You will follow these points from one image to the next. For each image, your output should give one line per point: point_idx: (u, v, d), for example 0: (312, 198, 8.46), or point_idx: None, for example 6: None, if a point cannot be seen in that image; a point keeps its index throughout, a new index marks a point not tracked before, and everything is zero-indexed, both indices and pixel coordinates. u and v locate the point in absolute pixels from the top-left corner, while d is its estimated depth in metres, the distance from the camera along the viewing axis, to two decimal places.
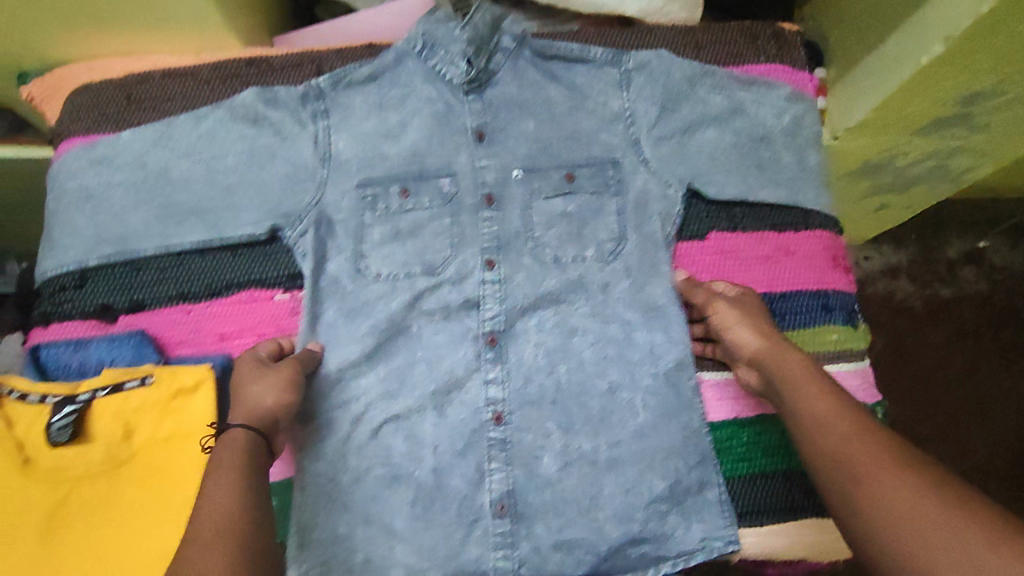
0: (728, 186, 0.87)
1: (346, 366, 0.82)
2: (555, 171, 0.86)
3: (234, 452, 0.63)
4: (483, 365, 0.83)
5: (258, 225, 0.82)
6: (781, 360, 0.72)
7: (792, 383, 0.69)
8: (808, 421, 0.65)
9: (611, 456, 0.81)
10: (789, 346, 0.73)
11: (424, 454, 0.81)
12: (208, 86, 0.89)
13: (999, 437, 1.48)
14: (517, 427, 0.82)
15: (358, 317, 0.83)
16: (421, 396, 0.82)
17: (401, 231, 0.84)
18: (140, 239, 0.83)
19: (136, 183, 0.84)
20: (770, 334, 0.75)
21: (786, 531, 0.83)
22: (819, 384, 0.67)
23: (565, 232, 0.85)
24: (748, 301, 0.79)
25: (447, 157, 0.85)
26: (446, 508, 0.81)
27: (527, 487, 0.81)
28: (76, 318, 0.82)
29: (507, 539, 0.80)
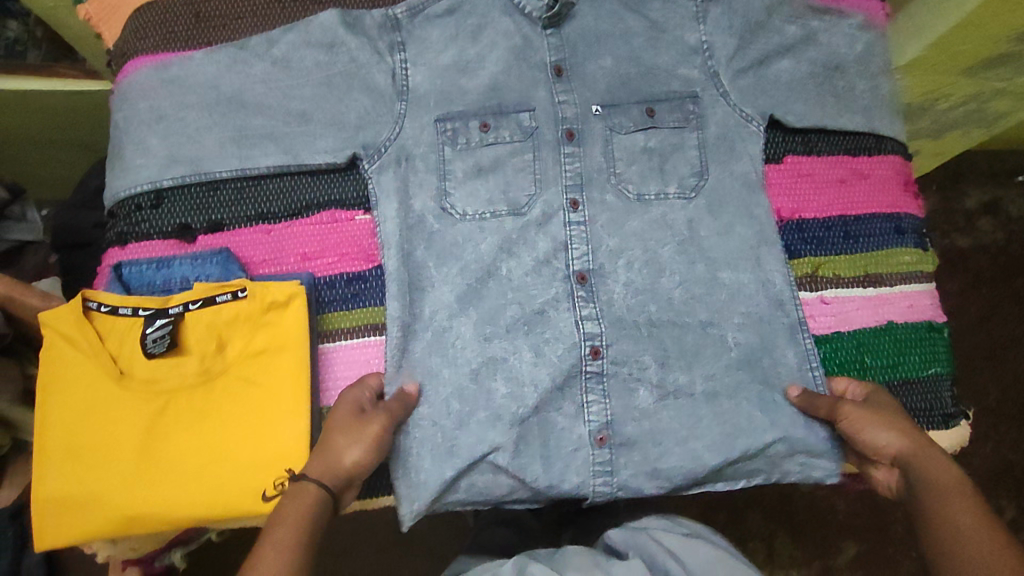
0: (807, 114, 0.87)
1: (439, 308, 0.81)
2: (635, 106, 0.86)
3: (301, 508, 0.62)
4: (574, 304, 0.82)
5: (334, 154, 0.81)
6: (924, 468, 0.68)
7: (937, 498, 0.65)
8: (968, 549, 0.61)
9: (707, 389, 0.81)
10: (933, 454, 0.69)
11: (527, 394, 0.80)
12: (278, 5, 0.88)
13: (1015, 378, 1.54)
14: (613, 360, 0.81)
15: (445, 253, 0.82)
16: (512, 332, 0.81)
17: (482, 166, 0.83)
18: (215, 161, 0.81)
19: (211, 104, 0.83)
20: (912, 434, 0.71)
21: None
22: (967, 496, 0.64)
23: (647, 167, 0.85)
24: (883, 399, 0.75)
25: (526, 92, 0.85)
26: (542, 437, 0.80)
27: (624, 419, 0.81)
28: (155, 239, 0.80)
29: (606, 467, 0.80)
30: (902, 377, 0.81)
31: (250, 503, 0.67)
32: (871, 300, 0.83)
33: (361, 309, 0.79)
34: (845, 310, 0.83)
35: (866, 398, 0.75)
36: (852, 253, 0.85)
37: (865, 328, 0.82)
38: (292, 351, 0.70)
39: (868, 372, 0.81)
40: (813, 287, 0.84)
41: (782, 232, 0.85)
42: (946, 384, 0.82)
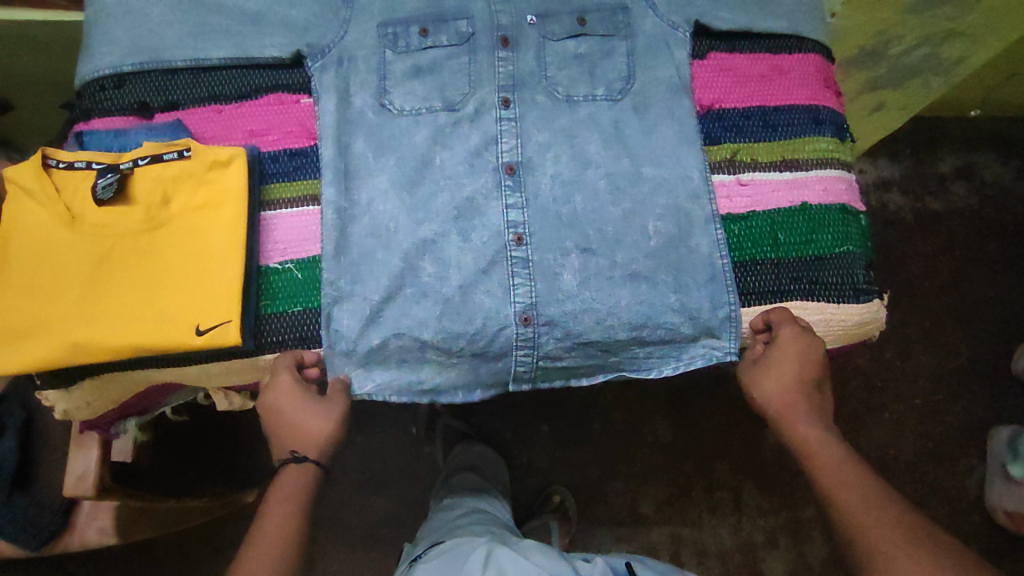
0: (734, 20, 0.92)
1: (374, 195, 0.83)
2: (567, 16, 0.92)
3: (283, 490, 0.76)
4: (502, 192, 0.84)
5: (283, 47, 0.88)
6: (794, 427, 0.78)
7: (813, 457, 0.75)
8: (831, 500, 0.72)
9: (629, 270, 0.82)
10: (808, 411, 0.78)
11: (451, 273, 0.81)
12: None
13: (976, 337, 1.60)
14: (537, 247, 0.82)
15: (383, 144, 0.86)
16: (444, 220, 0.82)
17: (422, 67, 0.89)
18: (171, 51, 0.88)
19: (172, 2, 0.89)
20: (790, 395, 0.78)
21: (808, 308, 0.83)
22: (834, 454, 0.75)
23: (577, 72, 0.90)
24: (796, 343, 0.78)
25: (465, 2, 0.92)
26: (468, 319, 0.80)
27: (548, 299, 0.81)
28: (116, 115, 0.87)
29: (530, 345, 0.81)
30: (816, 253, 0.84)
31: (184, 337, 0.72)
32: (787, 183, 0.87)
33: (306, 180, 0.84)
34: (761, 191, 0.86)
35: (782, 343, 0.79)
36: (770, 141, 0.89)
37: (779, 208, 0.86)
38: (231, 205, 0.77)
39: (783, 248, 0.84)
40: (730, 171, 0.88)
41: (704, 122, 0.90)
42: (860, 262, 0.85)
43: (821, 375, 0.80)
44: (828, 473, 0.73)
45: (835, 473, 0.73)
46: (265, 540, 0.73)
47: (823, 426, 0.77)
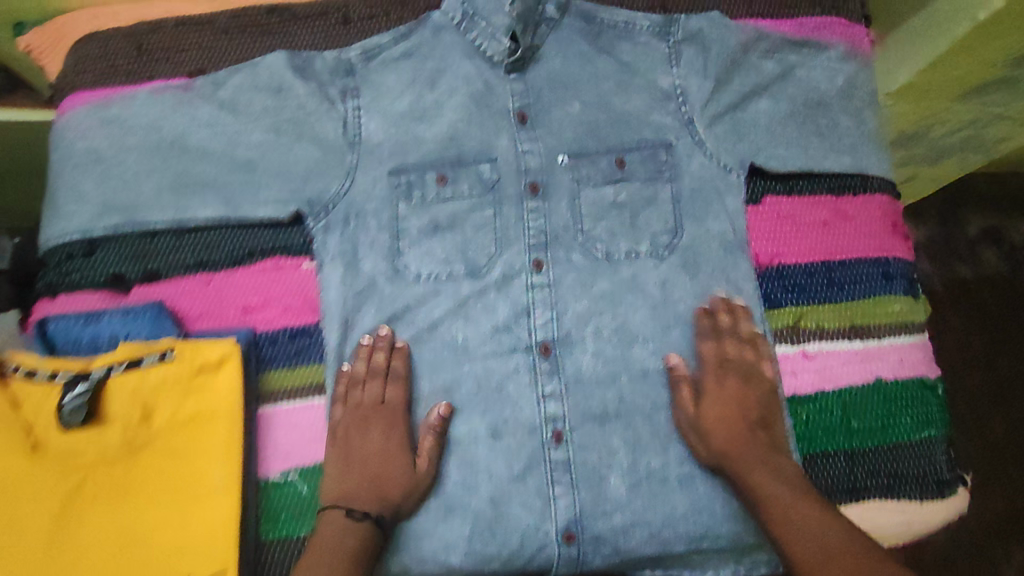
0: (791, 159, 0.82)
1: (390, 385, 0.73)
2: (604, 157, 0.81)
3: (343, 540, 0.65)
4: (538, 378, 0.74)
5: (281, 205, 0.76)
6: (701, 406, 0.72)
7: (771, 507, 0.66)
8: (760, 493, 0.67)
9: (682, 474, 0.72)
10: (756, 453, 0.70)
11: (481, 482, 0.71)
12: (227, 37, 0.83)
13: (1023, 420, 1.22)
14: (579, 446, 0.72)
15: (399, 320, 0.76)
16: (474, 416, 0.73)
17: (440, 222, 0.78)
18: (150, 209, 0.76)
19: (150, 148, 0.78)
20: (704, 400, 0.72)
21: (889, 508, 0.73)
22: (757, 450, 0.70)
23: (617, 225, 0.79)
24: (725, 386, 0.73)
25: (488, 140, 0.82)
26: (506, 538, 0.71)
27: (594, 512, 0.71)
28: (86, 289, 0.75)
29: (573, 563, 0.72)
30: (894, 440, 0.75)
31: None
32: (858, 355, 0.77)
33: (311, 367, 0.75)
34: (828, 366, 0.77)
35: (718, 383, 0.73)
36: (837, 302, 0.79)
37: (849, 386, 0.76)
38: (224, 418, 0.65)
39: (856, 436, 0.75)
40: (794, 341, 0.78)
41: (762, 283, 0.79)
42: (943, 447, 0.76)
43: (762, 412, 0.73)
44: (778, 513, 0.65)
45: (748, 461, 0.69)
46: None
47: (779, 470, 0.69)
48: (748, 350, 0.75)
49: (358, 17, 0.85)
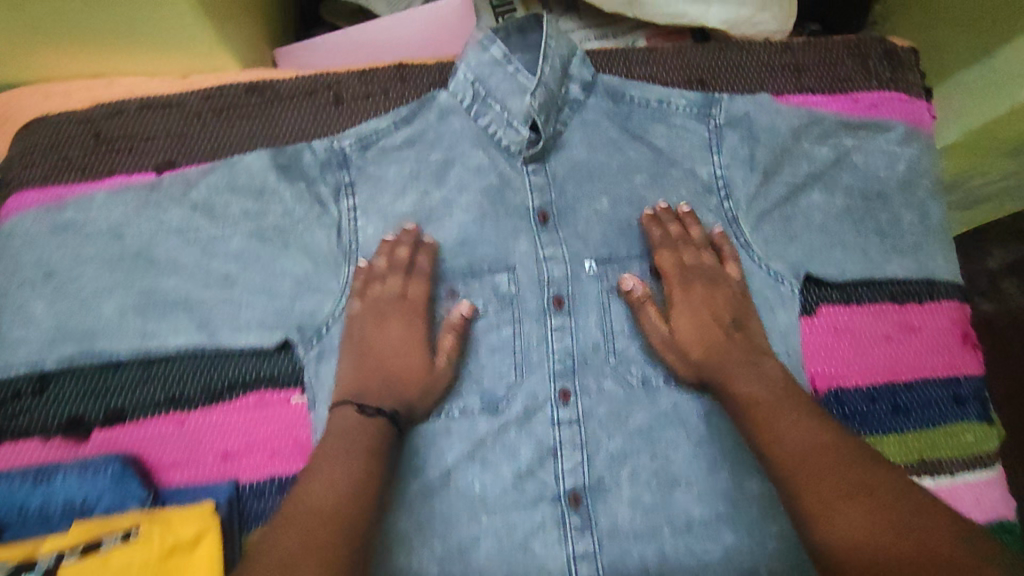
0: (848, 264, 0.73)
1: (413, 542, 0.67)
2: (635, 263, 0.75)
3: (356, 437, 0.60)
4: (567, 533, 0.68)
5: (265, 334, 0.68)
6: (679, 322, 0.70)
7: (756, 412, 0.62)
8: (742, 400, 0.64)
9: None
10: (739, 365, 0.66)
11: None
12: (199, 122, 0.71)
13: None
14: None
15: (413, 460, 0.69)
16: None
17: (452, 345, 0.71)
18: (112, 338, 0.65)
19: (110, 261, 0.67)
20: (684, 314, 0.70)
21: None
22: (752, 362, 0.66)
23: (655, 345, 0.73)
24: (691, 294, 0.71)
25: (503, 248, 0.74)
26: None
27: None
28: (37, 436, 0.64)
29: None
30: None
31: None
32: None
33: None
34: None
35: (684, 291, 0.71)
36: (902, 432, 0.70)
37: None
38: None
39: None
40: None
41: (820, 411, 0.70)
42: None
43: (734, 312, 0.70)
44: (773, 437, 0.59)
45: (731, 371, 0.66)
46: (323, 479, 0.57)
47: (766, 377, 0.64)
48: (705, 255, 0.72)
49: (351, 97, 0.74)
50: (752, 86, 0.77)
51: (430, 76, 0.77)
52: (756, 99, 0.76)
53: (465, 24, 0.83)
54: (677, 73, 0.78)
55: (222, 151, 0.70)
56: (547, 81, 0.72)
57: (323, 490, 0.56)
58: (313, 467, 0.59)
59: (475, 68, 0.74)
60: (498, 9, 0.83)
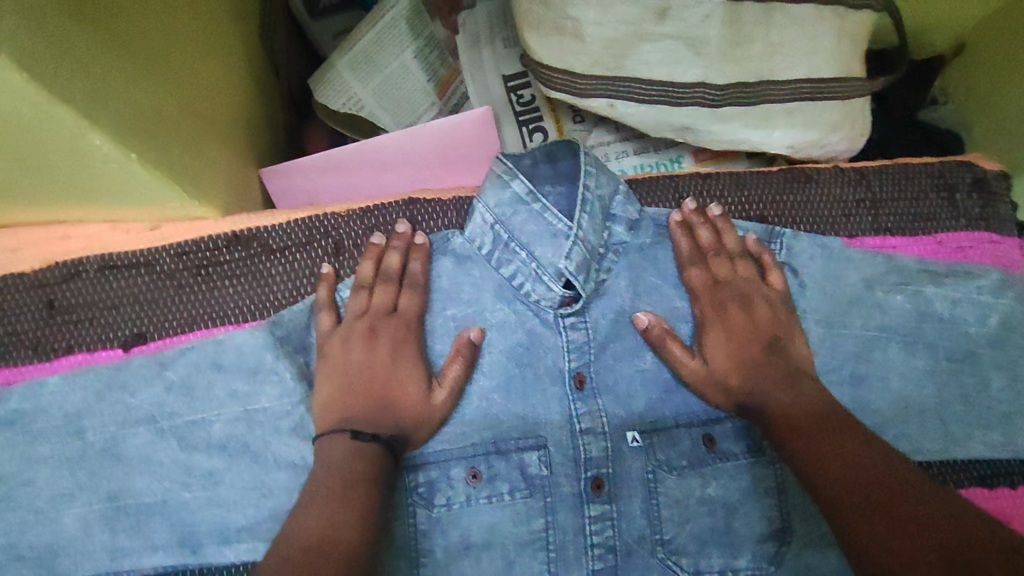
0: (928, 439, 0.64)
1: None
2: (687, 433, 0.62)
3: (348, 467, 0.52)
4: None
5: (260, 545, 0.58)
6: (710, 339, 0.62)
7: (791, 430, 0.55)
8: (778, 414, 0.57)
9: None
10: (780, 378, 0.59)
11: None
12: (176, 285, 0.61)
13: None
14: None
15: None
16: None
17: (475, 542, 0.60)
18: (79, 557, 0.57)
19: (70, 461, 0.57)
20: (721, 308, 0.62)
21: None
22: (785, 375, 0.59)
23: (707, 529, 0.61)
24: (727, 319, 0.62)
25: (531, 418, 0.62)
26: None
27: None
28: None
29: None
30: None
31: None
32: None
33: None
34: None
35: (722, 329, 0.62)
36: None
37: None
38: None
39: None
40: None
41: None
42: None
43: (774, 331, 0.61)
44: (812, 446, 0.53)
45: (767, 385, 0.59)
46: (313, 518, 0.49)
47: (802, 390, 0.58)
48: (742, 265, 0.63)
49: (353, 245, 0.64)
50: (820, 226, 0.67)
51: (445, 216, 0.65)
52: (824, 242, 0.66)
53: (487, 140, 0.71)
54: (737, 208, 0.67)
55: (204, 321, 0.61)
56: (584, 233, 0.62)
57: (318, 523, 0.49)
58: (306, 500, 0.51)
59: (494, 208, 0.62)
60: (521, 117, 0.74)
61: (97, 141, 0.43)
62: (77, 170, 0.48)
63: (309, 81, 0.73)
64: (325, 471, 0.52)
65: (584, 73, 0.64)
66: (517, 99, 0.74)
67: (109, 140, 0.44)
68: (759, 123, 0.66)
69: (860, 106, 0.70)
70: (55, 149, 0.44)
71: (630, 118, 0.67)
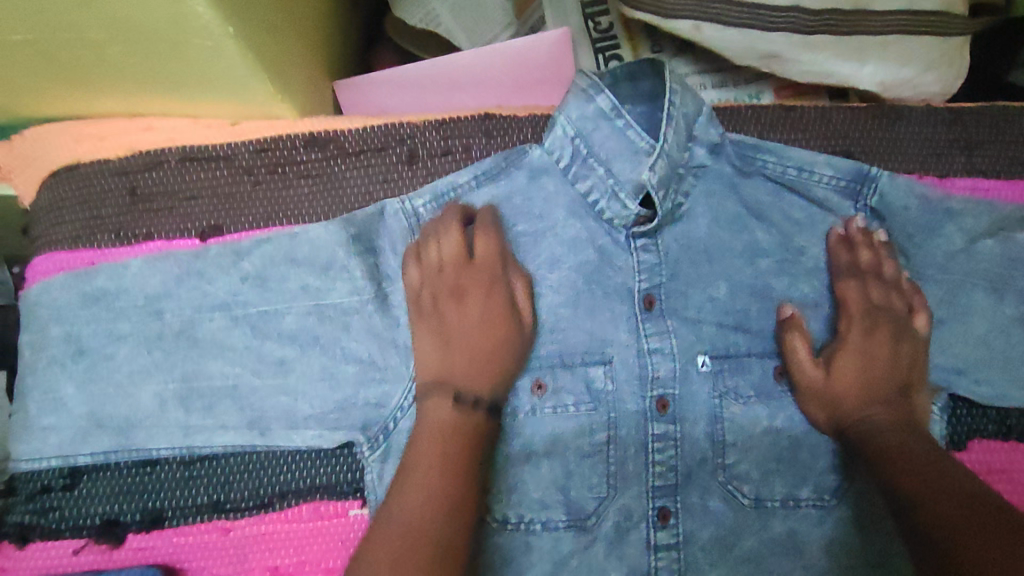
0: (1010, 388, 0.61)
1: None
2: (758, 362, 0.61)
3: (441, 442, 0.52)
4: None
5: (325, 433, 0.58)
6: (869, 347, 0.59)
7: (888, 464, 0.53)
8: (883, 449, 0.54)
9: None
10: (898, 420, 0.57)
11: None
12: (252, 181, 0.64)
13: None
14: None
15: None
16: None
17: (536, 449, 0.59)
18: (149, 432, 0.58)
19: (148, 340, 0.59)
20: (864, 342, 0.60)
21: None
22: (905, 422, 0.57)
23: (771, 458, 0.60)
24: (876, 342, 0.59)
25: (598, 332, 0.60)
26: None
27: None
28: (70, 536, 0.59)
29: None
30: None
31: None
32: None
33: None
34: None
35: (861, 289, 0.60)
36: None
37: None
38: None
39: None
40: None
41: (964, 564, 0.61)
42: None
43: (906, 374, 0.59)
44: (903, 484, 0.51)
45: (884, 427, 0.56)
46: (411, 488, 0.48)
47: (914, 434, 0.55)
48: (875, 288, 0.61)
49: (427, 154, 0.65)
50: (906, 165, 0.65)
51: (519, 133, 0.66)
52: (922, 193, 0.60)
53: (561, 64, 0.71)
54: (820, 140, 0.65)
55: (278, 219, 0.64)
56: (667, 148, 0.58)
57: (417, 494, 0.48)
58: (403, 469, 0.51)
59: (575, 120, 0.59)
60: (597, 44, 0.74)
61: (199, 9, 0.45)
62: (175, 49, 0.50)
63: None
64: (428, 446, 0.51)
65: None
66: (594, 27, 0.74)
67: (212, 10, 0.46)
68: (850, 55, 0.64)
69: (961, 47, 0.66)
70: (163, 20, 0.46)
71: (714, 41, 0.65)
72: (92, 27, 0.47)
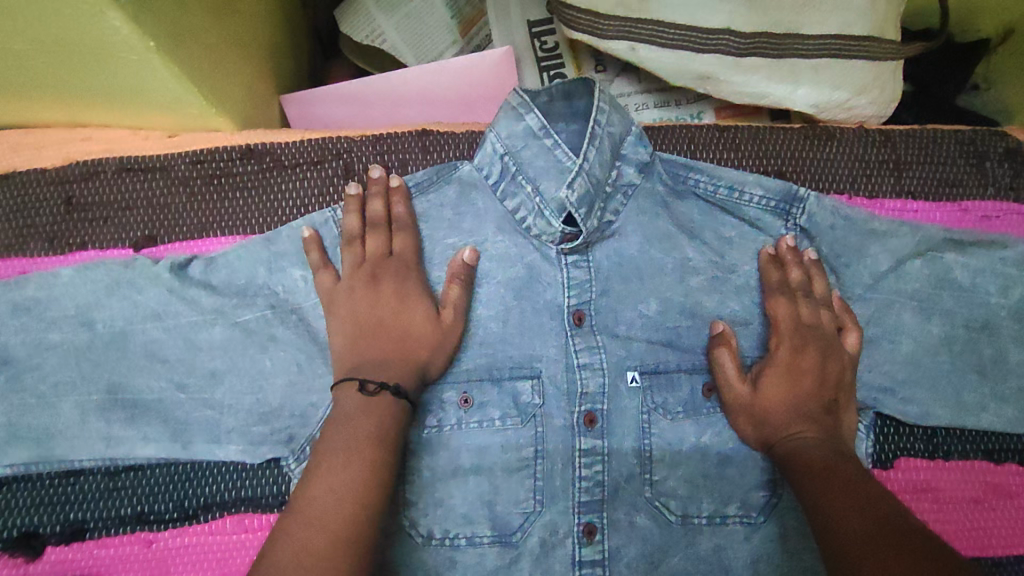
0: (934, 409, 0.62)
1: None
2: (686, 378, 0.61)
3: (363, 419, 0.50)
4: None
5: (248, 447, 0.58)
6: (797, 365, 0.59)
7: (810, 482, 0.52)
8: (806, 466, 0.53)
9: None
10: (826, 438, 0.56)
11: None
12: (187, 191, 0.64)
13: None
14: None
15: None
16: None
17: (463, 466, 0.59)
18: (71, 444, 0.57)
19: (75, 352, 0.58)
20: (792, 358, 0.59)
21: None
22: (832, 441, 0.55)
23: (698, 475, 0.61)
24: (802, 359, 0.59)
25: (527, 346, 0.60)
26: None
27: None
28: None
29: None
30: None
31: None
32: None
33: None
34: None
35: (792, 306, 0.60)
36: None
37: None
38: None
39: None
40: None
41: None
42: None
43: (837, 392, 0.59)
44: (821, 504, 0.49)
45: (808, 445, 0.55)
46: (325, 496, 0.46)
47: (840, 452, 0.54)
48: (805, 307, 0.60)
49: (363, 168, 0.65)
50: (835, 185, 0.67)
51: (456, 149, 0.67)
52: (847, 214, 0.61)
53: (503, 82, 0.72)
54: (752, 160, 0.67)
55: (213, 229, 0.64)
56: (592, 166, 0.59)
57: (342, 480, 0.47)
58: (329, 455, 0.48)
59: (506, 138, 0.59)
60: (544, 63, 0.75)
61: (117, 23, 0.45)
62: (101, 61, 0.50)
63: (337, 14, 0.76)
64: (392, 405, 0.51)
65: (607, 14, 0.64)
66: (541, 46, 0.75)
67: (128, 25, 0.45)
68: (783, 77, 0.65)
69: (893, 71, 0.67)
70: (81, 32, 0.46)
71: (650, 63, 0.66)
72: (11, 37, 0.46)
